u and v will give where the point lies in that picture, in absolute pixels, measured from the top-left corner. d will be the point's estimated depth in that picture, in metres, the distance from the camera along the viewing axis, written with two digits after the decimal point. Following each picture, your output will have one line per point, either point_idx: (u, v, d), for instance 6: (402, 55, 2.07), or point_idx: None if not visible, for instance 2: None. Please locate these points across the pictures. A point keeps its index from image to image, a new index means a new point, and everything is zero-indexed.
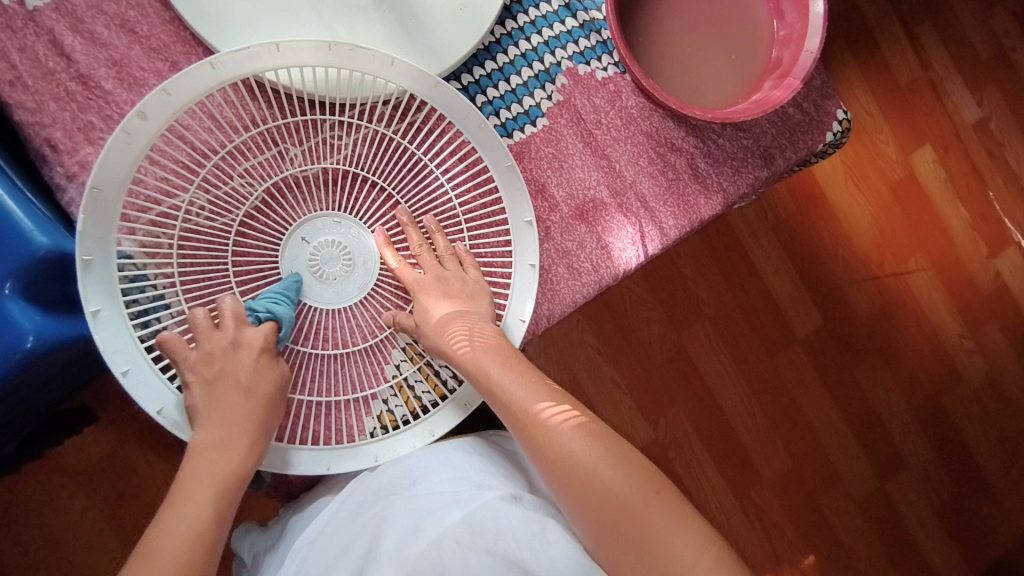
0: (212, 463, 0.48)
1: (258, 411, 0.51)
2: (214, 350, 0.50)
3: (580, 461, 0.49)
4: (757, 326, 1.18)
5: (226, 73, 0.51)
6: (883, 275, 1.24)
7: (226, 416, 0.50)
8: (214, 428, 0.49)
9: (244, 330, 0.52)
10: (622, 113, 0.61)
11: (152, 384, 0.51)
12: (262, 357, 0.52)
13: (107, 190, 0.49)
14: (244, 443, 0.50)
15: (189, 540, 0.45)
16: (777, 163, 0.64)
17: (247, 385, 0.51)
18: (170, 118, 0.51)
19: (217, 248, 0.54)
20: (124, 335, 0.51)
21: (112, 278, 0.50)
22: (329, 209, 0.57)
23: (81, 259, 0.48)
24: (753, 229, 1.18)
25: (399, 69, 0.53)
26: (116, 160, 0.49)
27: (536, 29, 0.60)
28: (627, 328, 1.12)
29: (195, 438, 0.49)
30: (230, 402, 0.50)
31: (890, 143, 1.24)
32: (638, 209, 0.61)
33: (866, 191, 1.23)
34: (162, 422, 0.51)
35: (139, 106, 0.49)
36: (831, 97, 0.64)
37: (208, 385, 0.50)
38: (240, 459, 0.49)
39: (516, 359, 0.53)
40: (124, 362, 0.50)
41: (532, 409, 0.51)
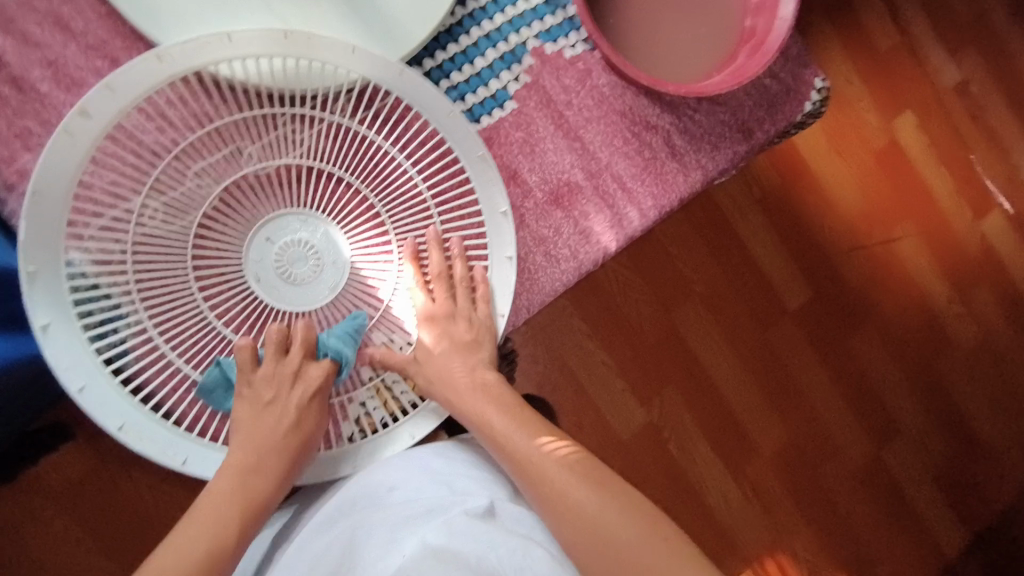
0: (247, 483, 0.48)
1: (300, 443, 0.51)
2: (273, 374, 0.51)
3: (582, 509, 0.47)
4: (747, 303, 1.17)
5: (173, 67, 0.48)
6: (870, 244, 1.23)
7: (272, 442, 0.50)
8: (252, 450, 0.49)
9: (307, 365, 0.52)
10: (593, 93, 0.58)
11: (113, 399, 0.49)
12: (315, 400, 0.52)
13: (52, 195, 0.47)
14: (282, 471, 0.49)
15: (211, 550, 0.43)
16: (756, 136, 0.62)
17: (296, 417, 0.51)
18: (116, 116, 0.48)
19: (177, 256, 0.52)
20: (79, 348, 0.49)
21: (63, 290, 0.48)
22: (294, 208, 0.54)
23: (24, 271, 0.46)
24: (737, 205, 1.16)
25: (360, 58, 0.51)
26: (60, 163, 0.47)
27: (499, 8, 0.57)
28: (616, 313, 1.10)
29: (232, 455, 0.49)
30: (276, 431, 0.50)
31: (872, 111, 1.22)
32: (615, 191, 0.59)
33: (849, 161, 1.21)
34: (123, 439, 0.49)
35: (80, 104, 0.46)
36: (808, 65, 0.62)
37: (257, 411, 0.51)
38: (274, 488, 0.49)
39: (518, 409, 0.52)
40: (80, 378, 0.48)
41: (532, 456, 0.49)
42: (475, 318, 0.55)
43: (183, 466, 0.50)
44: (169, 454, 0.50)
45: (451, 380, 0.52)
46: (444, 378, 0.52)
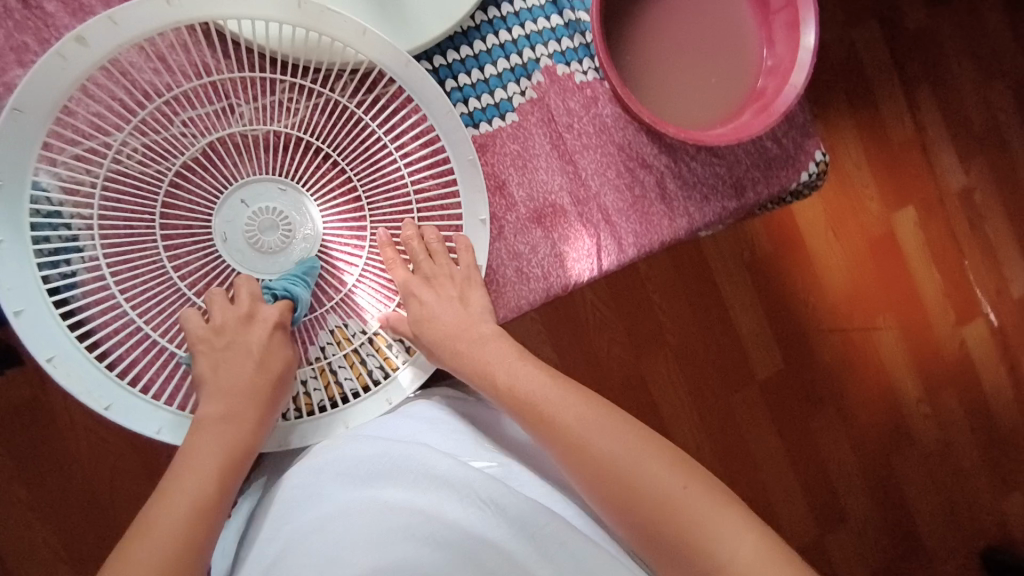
0: (221, 435, 0.48)
1: (268, 384, 0.51)
2: (227, 321, 0.51)
3: (603, 453, 0.48)
4: (719, 362, 1.17)
5: (182, 13, 0.48)
6: (850, 327, 1.23)
7: (240, 389, 0.50)
8: (222, 400, 0.50)
9: (261, 306, 0.52)
10: (596, 121, 0.59)
11: (50, 328, 0.48)
12: (278, 331, 0.52)
13: (33, 114, 0.47)
14: (254, 417, 0.50)
15: (195, 511, 0.45)
16: (748, 196, 0.62)
17: (261, 356, 0.51)
18: (113, 48, 0.47)
19: (146, 200, 0.51)
20: (25, 271, 0.48)
21: (21, 208, 0.48)
22: (276, 175, 0.54)
23: None
24: (727, 264, 1.17)
25: (369, 41, 0.51)
26: (48, 82, 0.47)
27: (519, 21, 0.57)
28: (587, 345, 1.10)
29: (205, 410, 0.49)
30: (242, 374, 0.50)
31: (874, 198, 1.23)
32: (599, 221, 0.59)
33: (844, 243, 1.22)
34: (50, 370, 0.48)
35: (77, 31, 0.46)
36: (811, 137, 0.63)
37: (217, 357, 0.51)
38: (251, 434, 0.49)
39: (524, 359, 0.53)
40: (20, 301, 0.48)
41: (544, 406, 0.50)
42: (455, 271, 0.55)
43: (106, 410, 0.49)
44: (92, 396, 0.49)
45: (453, 335, 0.53)
46: (447, 333, 0.53)
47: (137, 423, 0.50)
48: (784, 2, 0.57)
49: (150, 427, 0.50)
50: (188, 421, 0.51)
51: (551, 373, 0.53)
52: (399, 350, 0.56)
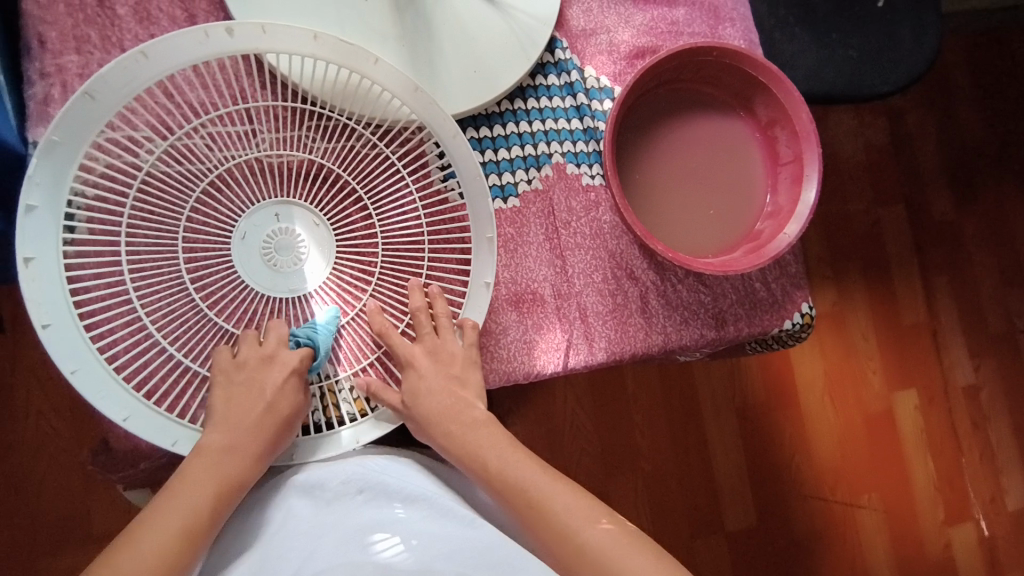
0: (218, 465, 0.48)
1: (273, 426, 0.50)
2: (249, 358, 0.51)
3: (587, 544, 0.50)
4: (688, 501, 1.12)
5: (240, 45, 0.50)
6: (833, 499, 1.18)
7: (246, 424, 0.49)
8: (226, 431, 0.49)
9: (283, 349, 0.52)
10: (593, 224, 0.60)
11: (46, 235, 0.48)
12: (291, 379, 0.51)
13: (100, 102, 0.48)
14: (253, 454, 0.49)
15: (183, 531, 0.45)
16: (728, 329, 0.63)
17: (272, 399, 0.50)
18: (171, 67, 0.49)
19: (174, 202, 0.52)
20: (50, 235, 0.48)
21: (64, 176, 0.48)
22: (306, 203, 0.55)
23: (46, 138, 0.47)
24: (716, 403, 1.15)
25: (418, 98, 0.53)
26: (121, 79, 0.48)
27: (540, 117, 0.61)
28: (557, 448, 1.07)
29: (206, 437, 0.49)
30: (250, 413, 0.49)
31: (877, 373, 1.22)
32: (575, 319, 0.59)
33: (839, 410, 1.19)
34: (20, 270, 0.47)
35: (152, 42, 0.48)
36: (801, 289, 0.64)
37: (230, 390, 0.50)
38: (246, 469, 0.49)
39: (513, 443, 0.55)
40: (32, 250, 0.47)
41: (532, 493, 0.52)
42: (458, 350, 0.55)
43: (42, 328, 0.47)
44: (69, 362, 0.48)
45: (448, 414, 0.54)
46: (439, 412, 0.54)
47: (61, 357, 0.48)
48: (792, 157, 0.61)
49: (67, 363, 0.48)
50: (126, 397, 0.49)
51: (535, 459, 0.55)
52: (347, 400, 0.55)
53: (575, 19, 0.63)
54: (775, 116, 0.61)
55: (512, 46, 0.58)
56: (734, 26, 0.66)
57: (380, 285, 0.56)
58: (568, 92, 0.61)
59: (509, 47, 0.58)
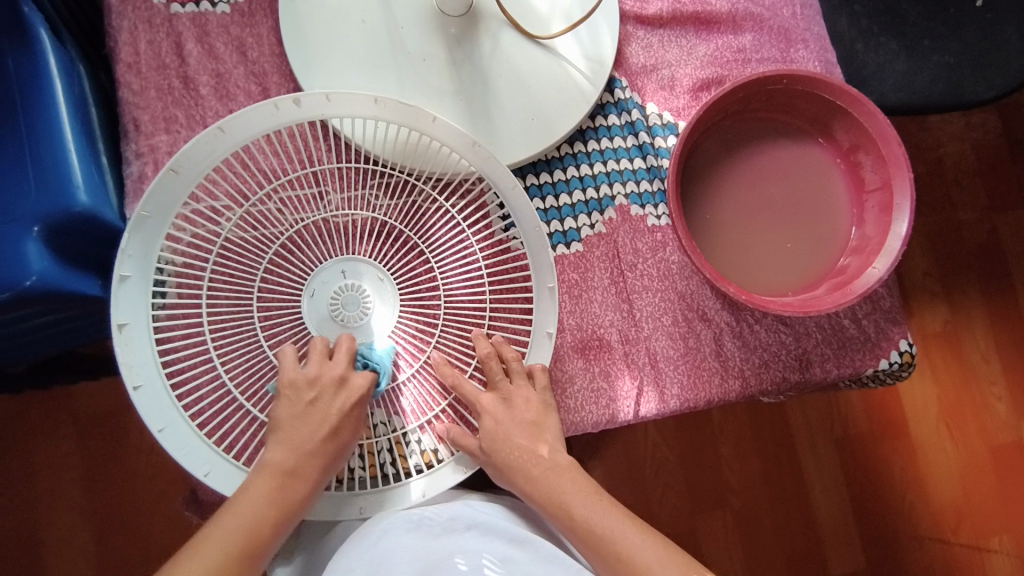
0: (281, 487, 0.49)
1: (333, 450, 0.51)
2: (320, 376, 0.52)
3: None
4: (786, 542, 1.05)
5: (307, 113, 0.53)
6: (956, 541, 1.06)
7: (308, 446, 0.51)
8: (288, 451, 0.50)
9: (353, 372, 0.53)
10: (661, 265, 0.59)
11: (138, 303, 0.52)
12: (356, 408, 0.53)
13: (184, 175, 0.52)
14: (314, 478, 0.50)
15: (241, 546, 0.47)
16: (813, 371, 0.58)
17: (335, 424, 0.52)
18: (247, 138, 0.52)
19: (251, 264, 0.55)
20: (142, 302, 0.52)
21: (152, 246, 0.52)
22: (370, 258, 0.56)
23: (137, 214, 0.51)
24: (813, 435, 1.07)
25: (476, 152, 0.54)
26: (202, 153, 0.52)
27: (601, 159, 0.60)
28: (640, 486, 1.02)
29: (269, 455, 0.50)
30: (314, 436, 0.51)
31: (1002, 399, 1.09)
32: (644, 365, 0.57)
33: (958, 442, 1.08)
34: (117, 336, 0.50)
35: (227, 118, 0.51)
36: (897, 324, 0.59)
37: (297, 410, 0.51)
38: (305, 492, 0.50)
39: (594, 492, 0.53)
40: (126, 316, 0.51)
41: (619, 547, 0.50)
42: (532, 394, 0.54)
43: (134, 390, 0.51)
44: (153, 418, 0.51)
45: (523, 462, 0.53)
46: (515, 460, 0.53)
47: (150, 417, 0.51)
48: (879, 184, 0.56)
49: (156, 423, 0.51)
50: (209, 452, 0.52)
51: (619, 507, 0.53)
52: (416, 454, 0.56)
53: (635, 55, 0.61)
54: (857, 141, 0.57)
55: (569, 91, 0.57)
56: (808, 47, 0.62)
57: (444, 335, 0.57)
58: (630, 131, 0.60)
59: (566, 91, 0.57)
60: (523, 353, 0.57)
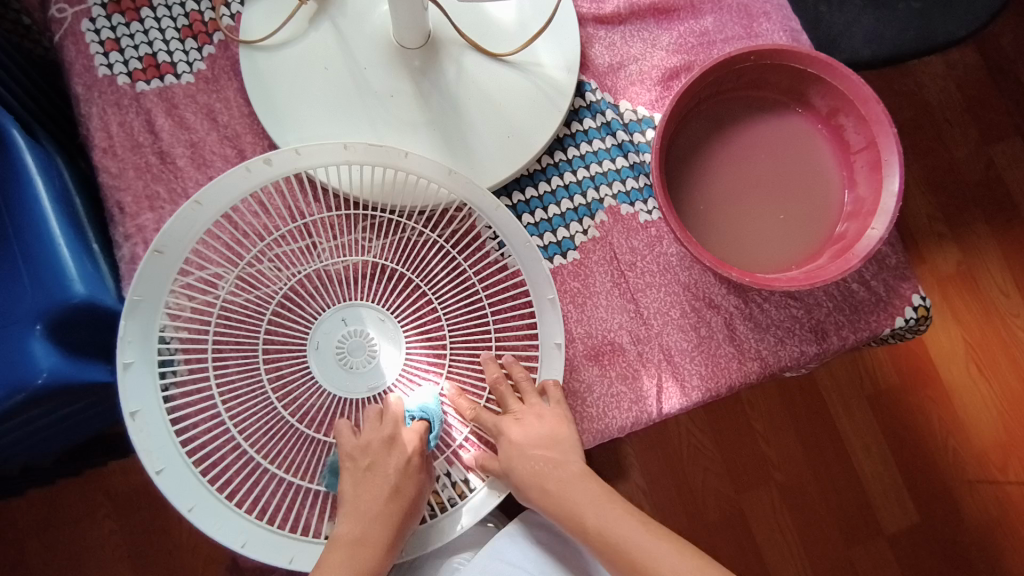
0: (355, 557, 0.49)
1: (401, 509, 0.52)
2: (372, 441, 0.52)
3: None
4: (835, 508, 1.02)
5: (281, 170, 0.53)
6: (1005, 480, 1.03)
7: (375, 512, 0.51)
8: (355, 521, 0.51)
9: (404, 430, 0.53)
10: (660, 259, 0.58)
11: (145, 388, 0.52)
12: (413, 461, 0.53)
13: (168, 254, 0.52)
14: (386, 541, 0.51)
15: None
16: (830, 340, 0.58)
17: (396, 484, 0.52)
18: (225, 205, 0.53)
19: (253, 325, 0.56)
20: (150, 385, 0.52)
21: (152, 328, 0.52)
22: (370, 302, 0.56)
23: (130, 299, 0.51)
24: (845, 397, 1.05)
25: (455, 180, 0.54)
26: (183, 227, 0.52)
27: (584, 163, 0.59)
28: (680, 475, 1.00)
29: (338, 528, 0.51)
30: (377, 499, 0.51)
31: None
32: (659, 362, 0.57)
33: (992, 380, 1.04)
34: (130, 425, 0.50)
35: (202, 190, 0.52)
36: (907, 280, 0.58)
37: (358, 478, 0.52)
38: (380, 555, 0.50)
39: (610, 501, 0.53)
40: (136, 402, 0.51)
41: (638, 553, 0.50)
42: (547, 410, 0.54)
43: (157, 475, 0.51)
44: (181, 498, 0.51)
45: (542, 472, 0.53)
46: (530, 474, 0.52)
47: (178, 498, 0.51)
48: (864, 143, 0.56)
49: (185, 503, 0.51)
50: (243, 523, 0.52)
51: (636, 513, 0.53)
52: (449, 484, 0.57)
53: (600, 56, 0.61)
54: (835, 104, 0.56)
55: (540, 103, 0.57)
56: (770, 18, 0.61)
57: (454, 362, 0.57)
58: (607, 131, 0.60)
59: (537, 104, 0.57)
60: (535, 369, 0.57)
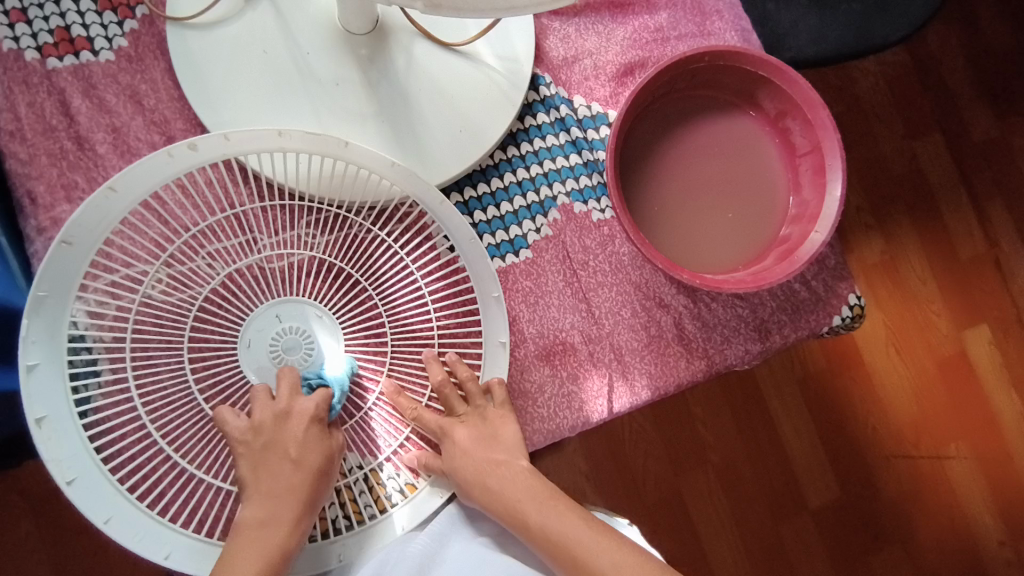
0: (259, 536, 0.46)
1: (307, 482, 0.49)
2: (264, 417, 0.50)
3: None
4: (765, 486, 1.06)
5: (207, 155, 0.49)
6: (918, 456, 1.09)
7: (279, 489, 0.48)
8: (261, 502, 0.48)
9: (297, 399, 0.51)
10: (612, 259, 0.58)
11: (54, 391, 0.48)
12: (312, 428, 0.50)
13: (78, 245, 0.48)
14: (289, 515, 0.48)
15: None
16: (773, 338, 0.59)
17: (297, 454, 0.49)
18: (141, 194, 0.49)
19: (182, 322, 0.52)
20: (59, 389, 0.48)
21: (60, 325, 0.48)
22: (312, 300, 0.54)
23: (33, 294, 0.47)
24: (778, 381, 1.09)
25: (397, 172, 0.51)
26: (95, 216, 0.48)
27: (537, 160, 0.58)
28: (622, 459, 1.02)
29: (243, 512, 0.48)
30: (279, 473, 0.49)
31: (942, 315, 1.12)
32: (611, 361, 0.57)
33: (909, 363, 1.10)
34: (36, 433, 0.46)
35: (116, 176, 0.47)
36: (845, 280, 0.60)
37: (256, 458, 0.49)
38: (286, 532, 0.47)
39: (552, 499, 0.52)
40: (42, 408, 0.47)
41: (581, 552, 0.49)
42: (491, 411, 0.53)
43: (68, 486, 0.47)
44: (95, 510, 0.48)
45: (484, 471, 0.52)
46: (474, 475, 0.51)
47: (92, 510, 0.48)
48: (810, 147, 0.57)
49: (100, 515, 0.48)
50: (168, 533, 0.49)
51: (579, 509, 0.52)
52: (397, 489, 0.55)
53: (554, 49, 0.60)
54: (783, 108, 0.57)
55: (494, 97, 0.55)
56: (722, 18, 0.61)
57: (395, 360, 0.55)
58: (561, 127, 0.59)
59: (490, 98, 0.55)
60: (477, 370, 0.56)
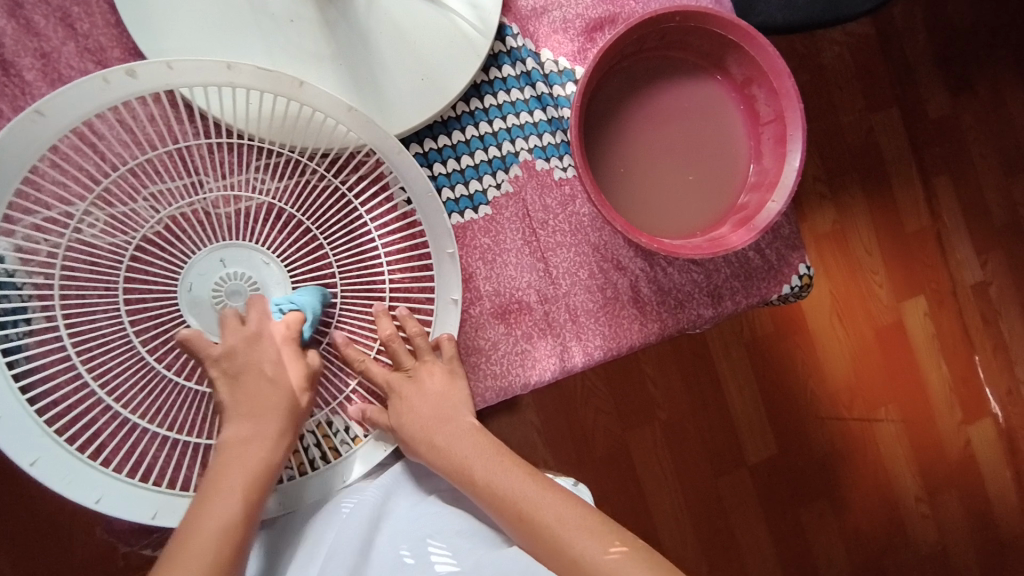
0: (244, 454, 0.46)
1: (286, 401, 0.48)
2: (235, 343, 0.49)
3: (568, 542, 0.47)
4: (707, 442, 1.11)
5: (147, 84, 0.46)
6: (850, 417, 1.15)
7: (262, 408, 0.48)
8: (243, 421, 0.47)
9: (267, 324, 0.50)
10: (572, 219, 0.58)
11: None
12: (288, 348, 0.49)
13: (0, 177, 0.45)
14: (275, 432, 0.48)
15: (222, 532, 0.43)
16: (725, 304, 0.60)
17: (274, 373, 0.49)
18: (74, 121, 0.46)
19: (114, 264, 0.50)
20: None
21: None
22: (260, 247, 0.52)
23: None
24: (726, 344, 1.11)
25: (353, 117, 0.49)
26: (22, 143, 0.45)
27: (501, 114, 0.57)
28: (572, 412, 1.04)
29: (225, 432, 0.47)
30: (258, 393, 0.48)
31: (884, 287, 1.16)
32: (565, 321, 0.57)
33: (849, 330, 1.15)
34: None
35: (44, 100, 0.44)
36: (797, 250, 0.61)
37: (230, 381, 0.48)
38: (271, 448, 0.47)
39: (494, 450, 0.52)
40: None
41: (518, 500, 0.49)
42: (438, 366, 0.53)
43: None
44: (20, 451, 0.46)
45: (430, 427, 0.52)
46: (420, 430, 0.51)
47: (17, 452, 0.46)
48: (773, 116, 0.57)
49: (26, 457, 0.46)
50: (99, 478, 0.48)
51: (522, 463, 0.52)
52: (346, 441, 0.55)
53: None
54: (751, 74, 0.56)
55: (458, 44, 0.53)
56: None
57: (347, 314, 0.55)
58: (527, 81, 0.57)
59: (454, 45, 0.53)
60: (428, 325, 0.55)
